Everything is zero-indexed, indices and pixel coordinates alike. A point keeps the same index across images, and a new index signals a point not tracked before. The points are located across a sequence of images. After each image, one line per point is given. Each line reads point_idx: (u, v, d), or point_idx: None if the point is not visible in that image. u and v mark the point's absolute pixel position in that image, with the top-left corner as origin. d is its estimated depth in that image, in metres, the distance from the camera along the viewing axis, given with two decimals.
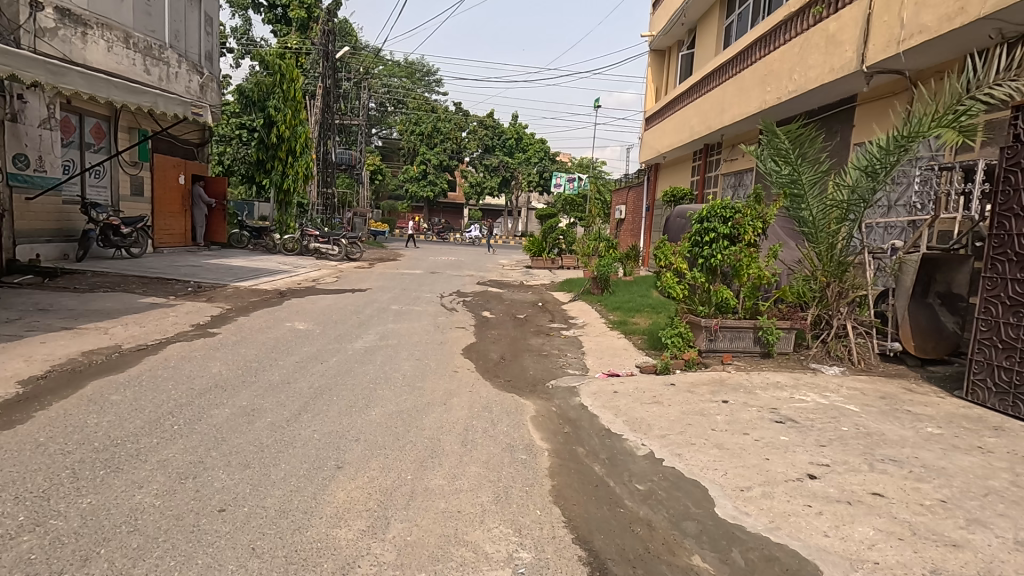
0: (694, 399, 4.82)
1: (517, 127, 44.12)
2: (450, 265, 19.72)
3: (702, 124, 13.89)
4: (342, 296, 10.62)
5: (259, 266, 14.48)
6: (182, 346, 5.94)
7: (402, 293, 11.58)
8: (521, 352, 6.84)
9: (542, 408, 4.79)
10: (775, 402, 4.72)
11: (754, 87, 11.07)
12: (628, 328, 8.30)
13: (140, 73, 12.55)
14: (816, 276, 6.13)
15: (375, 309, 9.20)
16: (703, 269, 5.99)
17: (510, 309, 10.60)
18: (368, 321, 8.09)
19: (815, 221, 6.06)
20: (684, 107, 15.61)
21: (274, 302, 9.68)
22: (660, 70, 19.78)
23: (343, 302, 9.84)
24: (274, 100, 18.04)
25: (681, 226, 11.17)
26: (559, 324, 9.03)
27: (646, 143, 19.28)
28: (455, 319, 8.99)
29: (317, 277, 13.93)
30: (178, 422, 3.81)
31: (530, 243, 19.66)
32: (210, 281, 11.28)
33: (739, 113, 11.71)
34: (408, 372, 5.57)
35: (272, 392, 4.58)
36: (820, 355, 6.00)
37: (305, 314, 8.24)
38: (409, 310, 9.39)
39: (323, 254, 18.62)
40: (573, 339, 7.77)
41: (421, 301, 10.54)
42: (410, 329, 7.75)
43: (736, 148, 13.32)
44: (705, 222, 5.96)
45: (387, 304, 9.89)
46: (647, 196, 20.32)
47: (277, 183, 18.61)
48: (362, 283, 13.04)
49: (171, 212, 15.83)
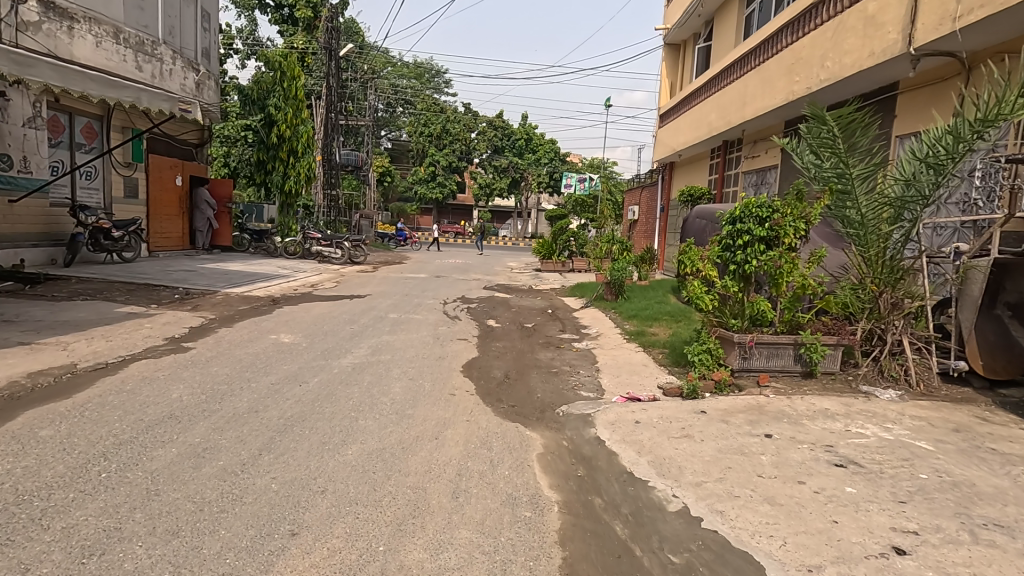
0: (731, 433, 4.06)
1: (526, 128, 43.39)
2: (457, 268, 19.05)
3: (721, 119, 13.11)
4: (339, 304, 9.97)
5: (256, 270, 13.89)
6: (146, 364, 5.30)
7: (403, 299, 10.92)
8: (527, 369, 6.13)
9: (551, 443, 4.07)
10: (828, 437, 3.96)
11: (780, 78, 10.30)
12: (646, 340, 7.55)
13: (132, 69, 12.00)
14: (864, 284, 5.37)
15: (371, 318, 8.54)
16: (735, 277, 5.23)
17: (517, 317, 9.87)
18: (361, 332, 7.42)
19: (865, 220, 5.28)
20: (701, 102, 14.84)
21: (264, 310, 9.04)
22: (674, 65, 19.02)
23: (339, 310, 9.19)
24: (274, 99, 17.57)
25: (700, 227, 10.55)
26: (570, 335, 8.29)
27: (660, 140, 18.49)
28: (457, 329, 8.30)
29: (316, 282, 13.30)
30: (108, 468, 3.14)
31: (539, 245, 18.98)
32: (201, 287, 10.69)
33: (764, 106, 10.91)
34: (398, 395, 4.88)
35: (233, 424, 3.91)
36: (871, 376, 5.22)
37: (293, 325, 7.59)
38: (407, 319, 8.72)
39: (325, 258, 17.90)
40: (585, 353, 7.04)
41: (422, 309, 9.86)
42: (406, 342, 7.06)
43: (759, 144, 12.53)
44: (738, 223, 5.21)
45: (386, 312, 9.23)
46: (662, 196, 19.53)
47: (278, 185, 18.29)
48: (362, 288, 12.39)
49: (166, 215, 15.34)
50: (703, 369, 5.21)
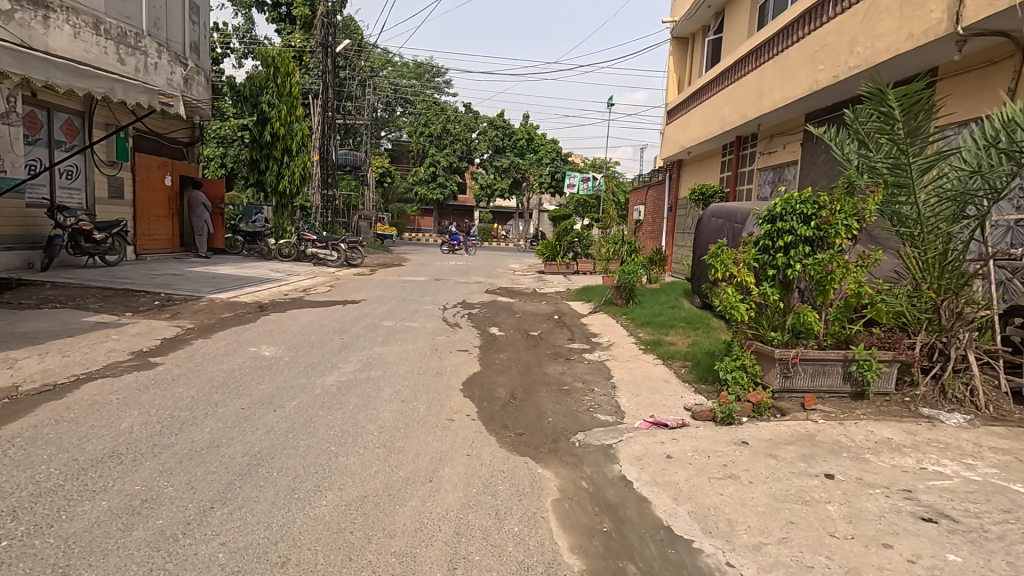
0: (785, 473, 3.39)
1: (528, 127, 42.73)
2: (457, 271, 18.40)
3: (735, 113, 12.44)
4: (330, 310, 9.31)
5: (247, 274, 13.24)
6: (101, 385, 4.64)
7: (400, 305, 10.26)
8: (535, 386, 5.46)
9: (568, 485, 3.41)
10: (903, 479, 3.29)
11: (801, 67, 9.62)
12: (662, 351, 6.88)
13: (113, 62, 11.34)
14: (919, 291, 4.71)
15: (364, 327, 7.88)
16: (775, 283, 4.56)
17: (521, 324, 9.19)
18: (352, 343, 6.78)
19: (924, 217, 4.60)
20: (712, 95, 14.17)
21: (249, 318, 8.38)
22: (683, 60, 18.35)
23: (330, 317, 8.54)
24: (267, 96, 16.91)
25: (716, 227, 9.96)
26: (580, 345, 7.61)
27: (668, 137, 17.81)
28: (457, 338, 7.66)
29: (309, 286, 12.65)
30: (11, 534, 2.48)
31: (542, 246, 18.33)
32: (185, 292, 10.04)
33: (784, 98, 10.22)
34: (388, 421, 4.22)
35: (186, 465, 3.25)
36: (932, 397, 4.54)
37: (277, 335, 6.91)
38: (403, 328, 8.07)
39: (321, 260, 17.23)
40: (598, 366, 6.37)
41: (420, 315, 9.19)
42: (401, 354, 6.40)
43: (775, 140, 11.88)
44: (778, 221, 4.54)
45: (379, 319, 8.56)
46: (670, 195, 18.86)
47: (272, 185, 17.44)
48: (357, 293, 11.73)
49: (154, 216, 14.70)
50: (738, 389, 4.56)
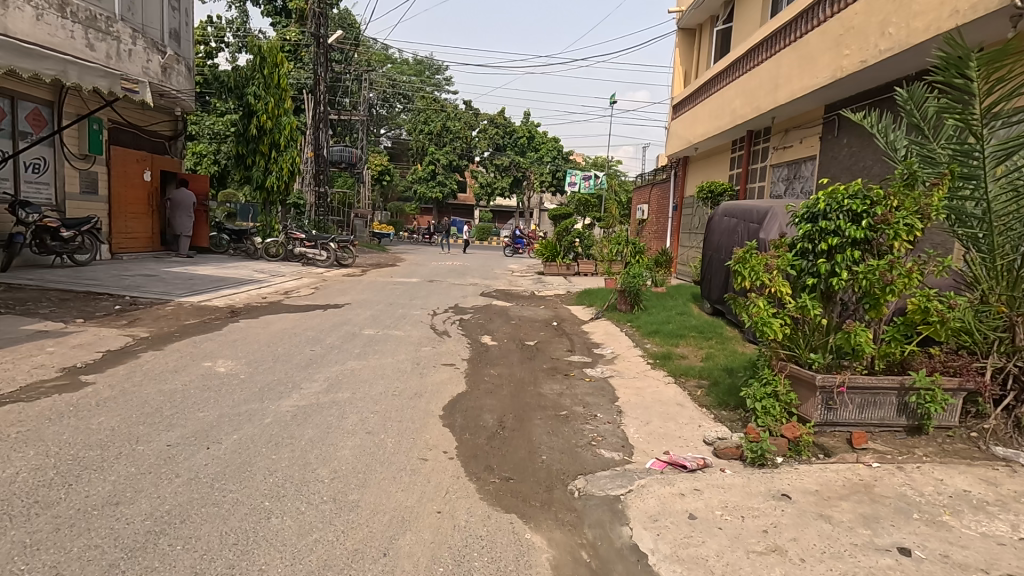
0: (846, 546, 2.61)
1: (529, 126, 41.92)
2: (453, 271, 17.66)
3: (747, 105, 11.67)
4: (309, 316, 8.55)
5: (228, 275, 12.48)
6: (7, 412, 3.89)
7: (386, 310, 9.50)
8: (528, 411, 4.69)
9: (563, 558, 2.64)
10: (1004, 558, 2.51)
11: (823, 53, 8.84)
12: (672, 366, 6.11)
13: (81, 48, 10.57)
14: (987, 304, 3.93)
15: (341, 336, 7.11)
16: (816, 294, 3.79)
17: (517, 331, 8.42)
18: (325, 355, 6.03)
19: (997, 215, 3.81)
20: (721, 88, 13.38)
21: (216, 324, 7.62)
22: (690, 53, 17.54)
23: (306, 325, 7.76)
24: (253, 87, 16.11)
25: (728, 227, 9.19)
26: (581, 358, 6.84)
27: (674, 133, 17.01)
28: (444, 349, 6.89)
29: (293, 288, 11.88)
30: None
31: (542, 246, 17.56)
32: (153, 295, 9.29)
33: (803, 87, 9.43)
34: (344, 464, 3.44)
35: (60, 539, 2.47)
36: (1005, 434, 3.75)
37: (241, 346, 6.15)
38: (385, 337, 7.31)
39: (309, 260, 16.45)
40: (601, 385, 5.61)
41: (406, 322, 8.41)
42: (376, 370, 5.63)
43: (791, 134, 11.09)
44: (820, 220, 3.76)
45: (360, 327, 7.80)
46: (675, 193, 18.07)
47: (259, 181, 16.65)
48: (342, 296, 10.97)
49: (132, 213, 13.95)
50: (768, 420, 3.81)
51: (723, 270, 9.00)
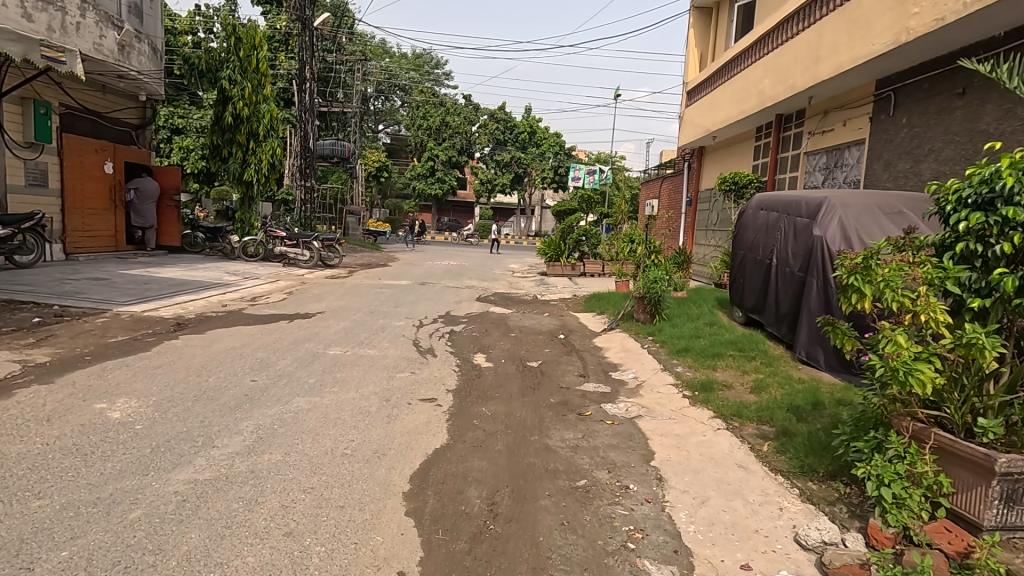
0: None
1: (531, 121, 40.33)
2: (448, 273, 16.29)
3: (780, 83, 10.22)
4: (268, 329, 7.16)
5: (192, 279, 11.09)
6: None
7: (364, 320, 8.11)
8: (532, 485, 3.30)
9: None
10: None
11: (882, 14, 7.41)
12: (719, 403, 4.70)
13: (16, 18, 9.16)
14: None
15: (298, 358, 5.72)
16: (991, 325, 2.41)
17: (517, 347, 7.02)
18: (266, 390, 4.63)
19: None
20: (746, 67, 11.92)
21: (149, 341, 6.24)
22: (705, 35, 16.11)
23: (260, 342, 6.38)
24: (228, 71, 14.64)
25: (763, 222, 7.83)
26: (596, 387, 5.43)
27: (689, 121, 15.57)
28: (426, 375, 5.51)
29: (264, 293, 10.49)
30: None
31: (545, 245, 16.15)
32: (90, 303, 7.93)
33: (855, 57, 7.99)
34: None
35: None
36: None
37: (158, 378, 4.75)
38: (355, 358, 5.92)
39: (291, 260, 15.09)
40: (628, 432, 4.22)
41: (383, 338, 7.02)
42: (328, 412, 4.23)
43: (832, 115, 9.66)
44: (1001, 207, 2.36)
45: (326, 344, 6.41)
46: (689, 187, 16.65)
47: (236, 174, 15.18)
48: (317, 302, 9.58)
49: (91, 208, 12.59)
50: (907, 519, 2.52)
51: (760, 273, 7.62)
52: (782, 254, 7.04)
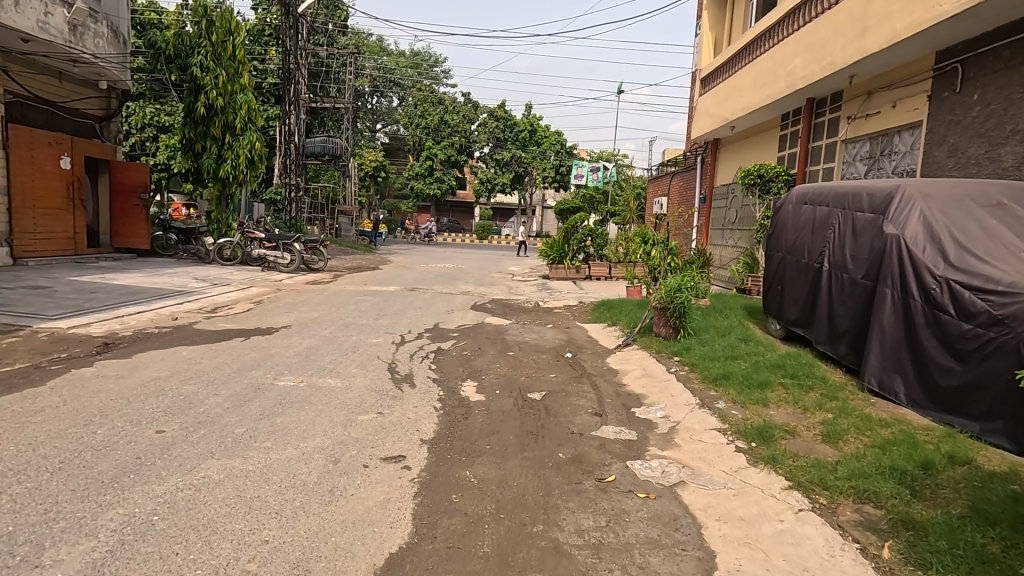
0: None
1: (531, 119, 39.07)
2: (442, 276, 15.08)
3: (815, 61, 8.94)
4: (214, 350, 5.94)
5: (151, 286, 9.85)
6: None
7: (336, 336, 6.86)
8: None
9: None
10: None
11: None
12: (792, 463, 3.45)
13: None
14: None
15: (234, 393, 4.47)
16: None
17: (515, 372, 5.77)
18: (166, 449, 3.38)
19: None
20: (772, 47, 10.65)
21: (54, 369, 5.00)
22: (720, 18, 14.86)
23: (194, 368, 5.15)
24: (199, 57, 13.31)
25: (808, 217, 6.62)
26: (617, 433, 4.18)
27: (703, 112, 14.32)
28: (397, 418, 4.25)
29: (230, 302, 9.27)
30: None
31: (547, 246, 14.88)
32: (10, 318, 6.70)
33: (915, 22, 6.73)
34: None
35: None
36: None
37: (24, 431, 3.50)
38: (308, 392, 4.67)
39: (271, 264, 13.85)
40: (670, 513, 2.99)
41: (352, 361, 5.77)
42: (244, 488, 2.98)
43: (877, 96, 8.40)
44: None
45: (278, 372, 5.15)
46: (702, 182, 15.41)
47: (210, 170, 13.92)
48: (286, 313, 8.33)
49: (45, 208, 11.38)
50: None
51: (807, 280, 6.37)
52: (838, 258, 5.81)
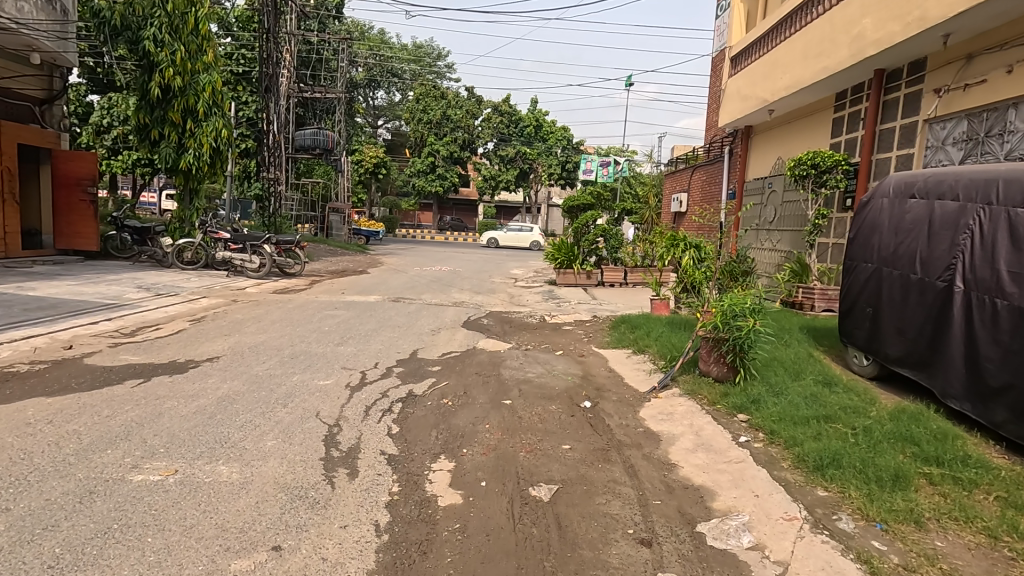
0: None
1: (537, 113, 37.09)
2: (435, 282, 13.25)
3: (896, 18, 7.06)
4: (81, 403, 4.14)
5: (73, 298, 8.10)
6: None
7: (271, 376, 5.05)
8: None
9: None
10: None
11: None
12: None
13: None
14: None
15: (40, 508, 2.68)
16: None
17: (511, 441, 3.94)
18: None
19: None
20: (828, 8, 8.74)
21: None
22: None
23: (18, 445, 3.36)
24: (153, 29, 11.52)
25: (918, 215, 4.80)
26: None
27: (733, 95, 12.43)
28: (301, 565, 2.43)
29: (162, 319, 7.48)
30: None
31: (554, 248, 13.05)
32: None
33: None
34: None
35: None
36: None
37: None
38: (171, 498, 2.86)
39: (238, 268, 12.07)
40: None
41: (275, 423, 3.97)
42: None
43: (983, 60, 6.53)
44: None
45: (144, 453, 3.35)
46: (731, 176, 13.49)
47: (169, 161, 12.21)
48: (224, 337, 6.54)
49: None
50: None
51: (921, 304, 4.54)
52: (981, 276, 3.99)
